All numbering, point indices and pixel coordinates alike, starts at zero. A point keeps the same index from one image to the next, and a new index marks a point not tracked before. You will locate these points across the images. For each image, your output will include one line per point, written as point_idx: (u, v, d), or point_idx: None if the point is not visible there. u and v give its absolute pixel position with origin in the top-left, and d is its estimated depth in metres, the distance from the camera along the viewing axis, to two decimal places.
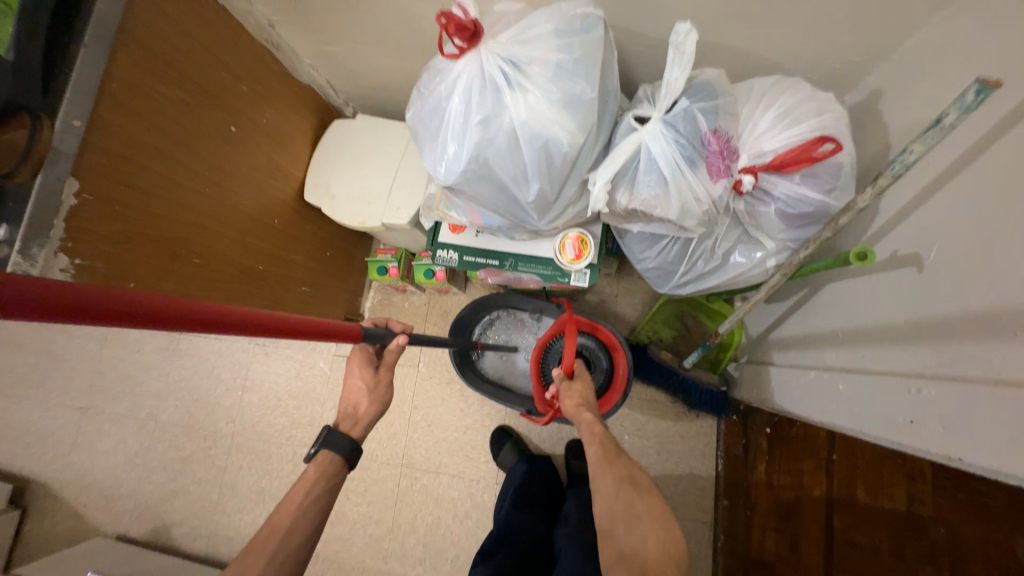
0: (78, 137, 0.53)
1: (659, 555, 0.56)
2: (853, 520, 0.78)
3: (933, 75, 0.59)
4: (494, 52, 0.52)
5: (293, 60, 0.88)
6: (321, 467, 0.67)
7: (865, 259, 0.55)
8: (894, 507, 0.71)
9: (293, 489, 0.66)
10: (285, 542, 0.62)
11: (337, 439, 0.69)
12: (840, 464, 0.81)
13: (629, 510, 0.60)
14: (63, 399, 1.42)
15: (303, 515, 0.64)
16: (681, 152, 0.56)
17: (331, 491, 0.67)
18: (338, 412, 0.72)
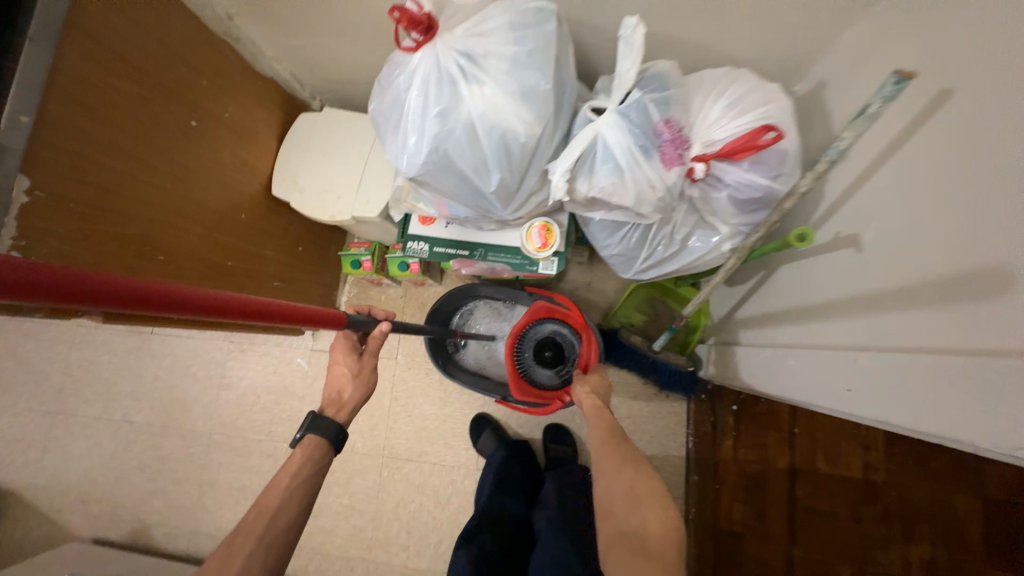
0: (24, 132, 0.52)
1: (659, 532, 0.58)
2: (814, 490, 0.92)
3: (869, 66, 0.63)
4: (450, 45, 0.53)
5: (255, 53, 0.87)
6: (307, 452, 0.68)
7: (803, 240, 0.60)
8: (851, 475, 0.90)
9: (280, 473, 0.67)
10: (272, 524, 0.63)
11: (323, 424, 0.70)
12: (801, 438, 0.95)
13: (631, 493, 0.62)
14: (31, 404, 1.38)
15: (290, 497, 0.65)
16: (635, 141, 0.58)
17: (318, 474, 0.69)
18: (323, 398, 0.73)
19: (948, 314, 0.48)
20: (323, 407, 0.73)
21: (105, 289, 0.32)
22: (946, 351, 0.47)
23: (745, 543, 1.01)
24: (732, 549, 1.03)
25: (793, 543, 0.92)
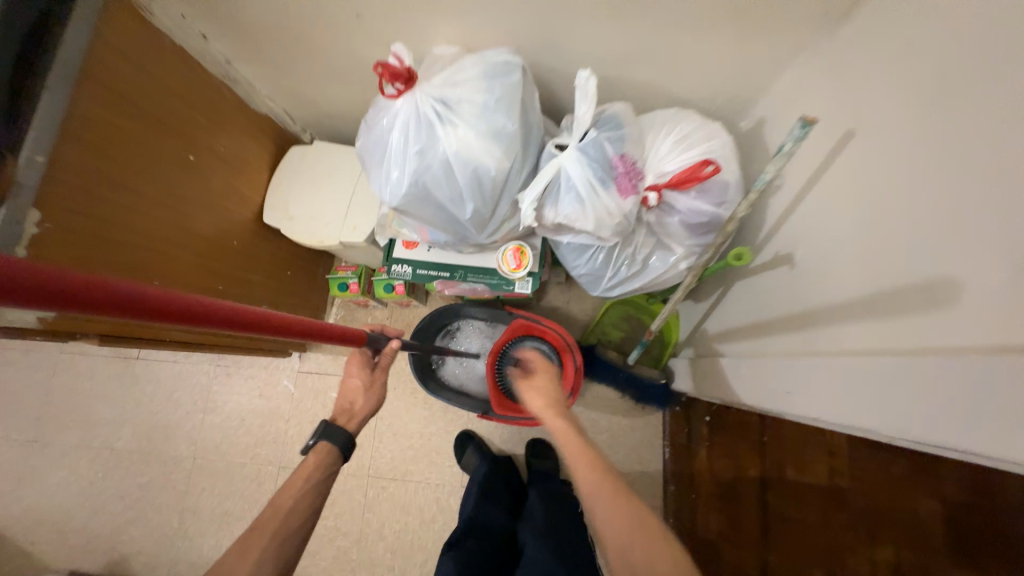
0: (38, 171, 0.57)
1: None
2: (783, 497, 0.88)
3: (797, 108, 0.72)
4: (427, 94, 0.61)
5: (250, 92, 0.94)
6: (320, 458, 0.72)
7: (740, 259, 0.71)
8: (817, 481, 0.81)
9: (293, 477, 0.70)
10: (284, 526, 0.66)
11: (336, 432, 0.74)
12: (771, 447, 0.91)
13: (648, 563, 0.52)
14: (8, 433, 1.36)
15: (299, 502, 0.68)
16: (594, 173, 0.66)
17: (328, 480, 0.72)
18: (335, 408, 0.77)
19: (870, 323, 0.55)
20: (334, 415, 0.77)
21: (105, 293, 0.31)
22: (865, 353, 0.55)
23: (720, 552, 1.03)
24: (708, 559, 1.06)
25: (766, 550, 0.90)
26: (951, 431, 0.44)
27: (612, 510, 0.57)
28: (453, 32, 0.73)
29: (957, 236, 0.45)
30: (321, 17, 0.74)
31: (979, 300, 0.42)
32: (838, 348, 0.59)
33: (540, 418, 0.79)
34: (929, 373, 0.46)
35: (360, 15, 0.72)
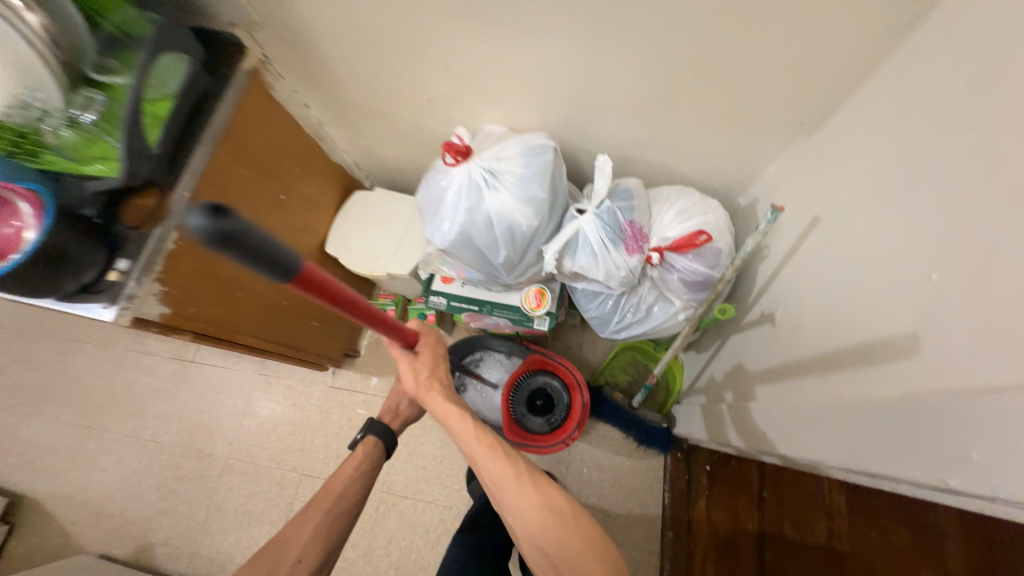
0: (183, 203, 0.76)
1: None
2: (780, 554, 0.86)
3: (778, 194, 0.87)
4: (479, 165, 0.77)
5: (331, 147, 1.15)
6: (367, 449, 0.90)
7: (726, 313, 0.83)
8: (817, 543, 0.77)
9: (344, 464, 0.87)
10: (336, 504, 0.82)
11: (380, 428, 0.91)
12: (768, 502, 0.92)
13: (564, 548, 0.59)
14: (71, 418, 1.53)
15: (352, 484, 0.85)
16: (607, 234, 0.80)
17: (373, 469, 0.89)
18: (381, 409, 0.96)
19: (825, 371, 0.65)
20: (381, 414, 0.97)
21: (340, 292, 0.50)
22: (815, 398, 0.65)
23: None
24: None
25: None
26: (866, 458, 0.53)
27: (526, 499, 0.62)
28: (500, 116, 0.92)
29: (881, 304, 0.57)
30: (398, 99, 0.95)
31: (890, 354, 0.54)
32: (800, 394, 0.69)
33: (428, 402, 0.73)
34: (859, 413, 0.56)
35: (430, 100, 0.92)
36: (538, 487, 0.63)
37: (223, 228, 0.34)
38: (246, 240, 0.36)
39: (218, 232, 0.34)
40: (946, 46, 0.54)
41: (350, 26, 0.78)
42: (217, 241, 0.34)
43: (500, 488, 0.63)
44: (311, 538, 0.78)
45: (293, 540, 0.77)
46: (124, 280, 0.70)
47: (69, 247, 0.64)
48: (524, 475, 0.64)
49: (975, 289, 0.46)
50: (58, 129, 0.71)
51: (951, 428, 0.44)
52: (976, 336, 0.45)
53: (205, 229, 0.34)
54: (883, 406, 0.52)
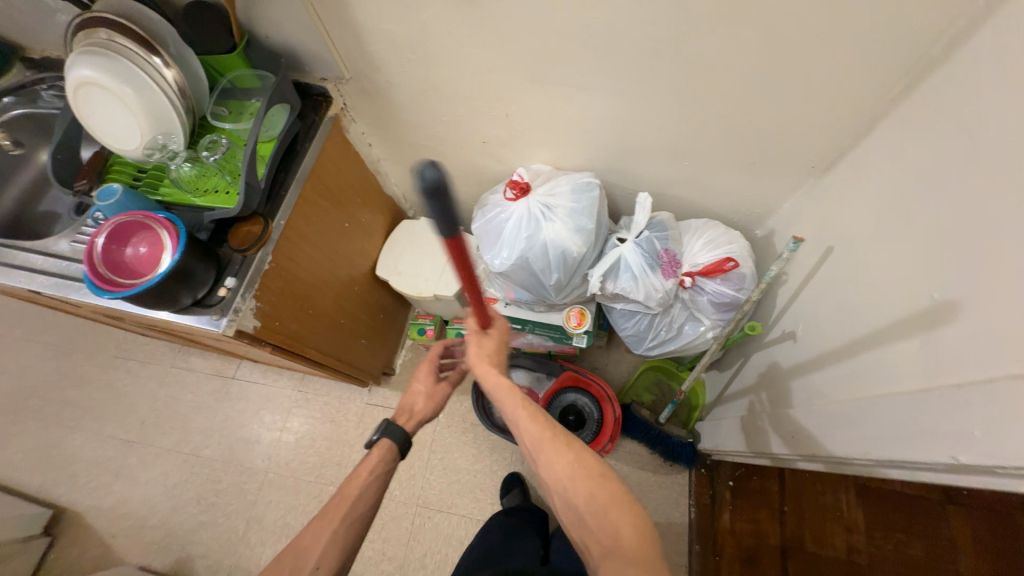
0: (280, 230, 0.87)
1: (633, 535, 0.59)
2: (803, 566, 0.93)
3: (794, 227, 0.98)
4: (536, 200, 0.89)
5: (385, 181, 1.28)
6: (382, 453, 0.87)
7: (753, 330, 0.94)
8: (837, 556, 0.84)
9: (358, 469, 0.84)
10: (354, 509, 0.79)
11: (393, 431, 0.89)
12: (790, 516, 0.99)
13: (596, 503, 0.61)
14: (114, 432, 1.59)
15: (367, 489, 0.81)
16: (646, 260, 0.91)
17: (386, 475, 0.86)
18: (397, 407, 0.95)
19: (849, 378, 0.74)
20: (396, 415, 0.95)
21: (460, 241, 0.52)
22: (842, 402, 0.74)
23: None
24: None
25: None
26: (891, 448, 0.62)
27: (561, 458, 0.64)
28: (546, 157, 1.06)
29: (893, 320, 0.67)
30: (456, 141, 1.08)
31: (902, 362, 0.64)
32: (826, 401, 0.79)
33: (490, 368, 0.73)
34: (877, 411, 0.66)
35: (485, 142, 1.05)
36: (572, 446, 0.65)
37: (436, 179, 0.41)
38: (442, 195, 0.43)
39: (431, 187, 0.41)
40: (928, 108, 0.67)
41: (425, 82, 0.92)
42: (426, 192, 0.42)
43: (537, 444, 0.66)
44: (327, 546, 0.75)
45: (310, 547, 0.75)
46: (232, 295, 0.81)
47: (191, 268, 0.75)
48: (561, 436, 0.66)
49: (967, 304, 0.56)
50: (179, 164, 0.82)
51: (954, 416, 0.54)
52: (970, 342, 0.55)
53: (429, 176, 0.41)
54: (899, 401, 0.62)
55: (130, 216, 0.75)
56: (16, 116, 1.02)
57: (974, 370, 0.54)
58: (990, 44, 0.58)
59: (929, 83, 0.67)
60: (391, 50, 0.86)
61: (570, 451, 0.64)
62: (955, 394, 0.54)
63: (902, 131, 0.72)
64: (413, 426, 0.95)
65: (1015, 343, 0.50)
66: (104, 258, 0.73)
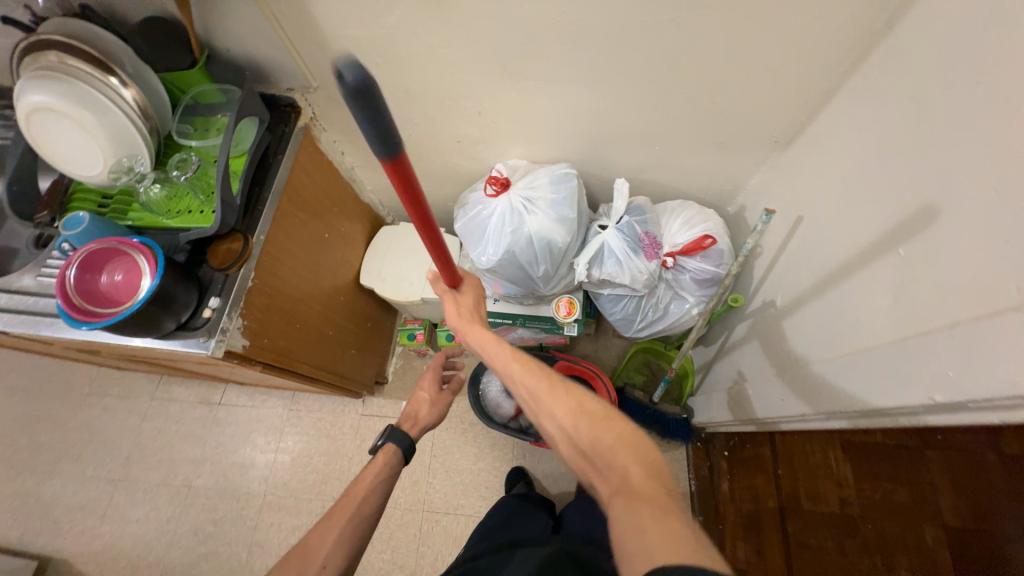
0: (259, 246, 0.85)
1: (642, 472, 0.56)
2: (801, 525, 0.98)
3: (763, 201, 1.02)
4: (517, 195, 0.90)
5: (361, 188, 1.27)
6: (387, 456, 0.88)
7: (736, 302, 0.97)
8: (830, 509, 0.89)
9: (365, 471, 0.85)
10: (360, 509, 0.79)
11: (399, 436, 0.91)
12: (784, 479, 1.03)
13: (598, 443, 0.60)
14: (96, 473, 1.52)
15: (372, 492, 0.82)
16: (628, 244, 0.94)
17: (391, 477, 0.87)
18: (401, 413, 0.97)
19: (830, 337, 0.78)
20: (400, 421, 0.97)
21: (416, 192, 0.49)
22: (824, 360, 0.78)
23: None
24: None
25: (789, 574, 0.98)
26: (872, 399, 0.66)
27: (559, 404, 0.65)
28: (522, 152, 1.07)
29: (862, 279, 0.72)
30: (430, 142, 1.07)
31: (876, 316, 0.69)
32: (809, 362, 0.83)
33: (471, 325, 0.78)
34: (858, 365, 0.70)
35: (459, 141, 1.05)
36: (570, 393, 0.66)
37: (360, 82, 0.33)
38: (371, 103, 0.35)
39: (356, 94, 0.34)
40: (879, 77, 0.71)
41: (394, 85, 0.92)
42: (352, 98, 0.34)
43: (534, 393, 0.68)
44: (334, 544, 0.74)
45: (315, 547, 0.74)
46: (217, 316, 0.79)
47: (173, 290, 0.73)
48: (556, 383, 0.67)
49: (929, 257, 0.61)
50: (149, 187, 0.79)
51: (928, 361, 0.58)
52: (936, 292, 0.59)
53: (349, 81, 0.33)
54: (876, 353, 0.67)
55: (100, 243, 0.72)
56: None
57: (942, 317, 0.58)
58: (931, 15, 0.62)
59: (878, 54, 0.71)
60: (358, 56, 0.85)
61: (568, 395, 0.65)
62: (927, 340, 0.58)
63: (856, 101, 0.76)
64: (417, 432, 0.97)
65: (974, 288, 0.54)
66: (79, 289, 0.71)
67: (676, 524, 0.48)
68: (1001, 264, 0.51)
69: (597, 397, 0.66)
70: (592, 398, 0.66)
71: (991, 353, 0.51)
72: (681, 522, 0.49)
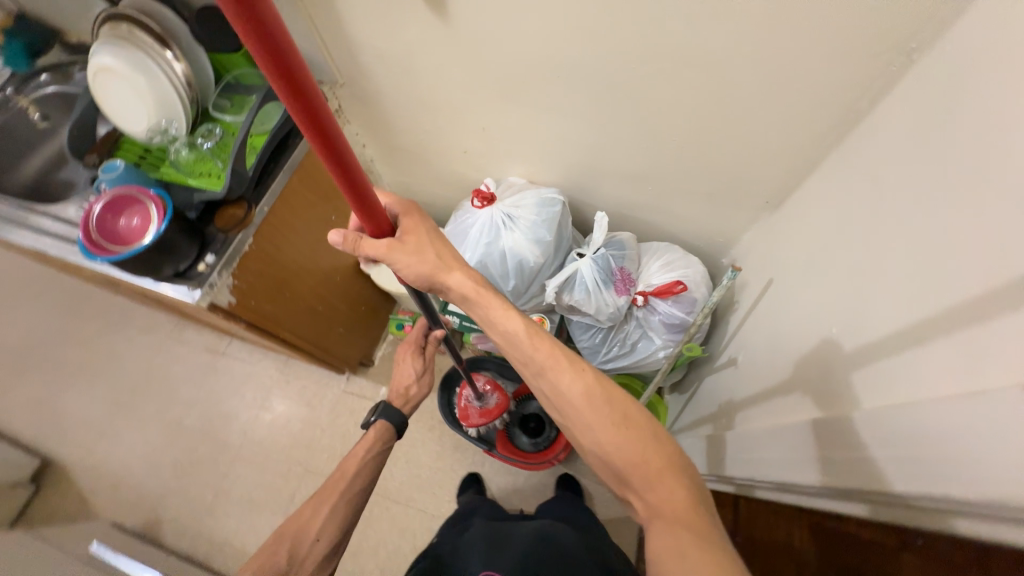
0: (262, 215, 0.94)
1: (683, 495, 0.61)
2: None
3: (748, 259, 1.01)
4: (499, 209, 0.94)
5: (377, 180, 1.35)
6: (378, 432, 0.96)
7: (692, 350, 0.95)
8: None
9: (358, 446, 0.93)
10: (350, 487, 0.87)
11: (392, 414, 0.99)
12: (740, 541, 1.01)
13: (641, 462, 0.63)
14: (106, 394, 1.68)
15: (363, 468, 0.90)
16: (600, 276, 0.96)
17: (384, 452, 0.96)
18: (393, 393, 1.06)
19: (783, 405, 0.78)
20: (392, 399, 1.06)
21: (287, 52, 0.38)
22: (772, 424, 0.79)
23: None
24: None
25: None
26: (805, 471, 0.67)
27: (599, 414, 0.67)
28: (522, 171, 1.11)
29: (819, 355, 0.71)
30: (440, 149, 1.13)
31: (823, 396, 0.69)
32: (762, 425, 0.83)
33: (450, 282, 0.72)
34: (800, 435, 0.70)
35: (466, 152, 1.11)
36: (611, 404, 0.67)
37: None
38: None
39: None
40: (857, 154, 0.71)
41: (408, 92, 0.99)
42: None
43: (572, 397, 0.68)
44: (328, 516, 0.83)
45: (312, 519, 0.82)
46: (210, 271, 0.88)
47: (174, 241, 0.82)
48: (596, 391, 0.68)
49: (873, 343, 0.61)
50: (178, 149, 0.93)
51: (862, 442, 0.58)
52: (876, 379, 0.60)
53: None
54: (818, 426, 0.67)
55: (126, 189, 0.84)
56: (51, 92, 1.13)
57: (874, 401, 0.60)
58: (908, 101, 0.62)
59: (860, 132, 0.71)
60: (380, 62, 0.94)
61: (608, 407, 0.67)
62: (866, 419, 0.59)
63: (834, 176, 0.76)
64: (410, 408, 1.06)
65: (910, 381, 0.54)
66: (98, 226, 0.82)
67: (715, 554, 0.54)
68: (928, 363, 0.52)
69: (636, 407, 0.68)
70: (630, 405, 0.68)
71: (896, 440, 0.53)
72: (719, 551, 0.55)
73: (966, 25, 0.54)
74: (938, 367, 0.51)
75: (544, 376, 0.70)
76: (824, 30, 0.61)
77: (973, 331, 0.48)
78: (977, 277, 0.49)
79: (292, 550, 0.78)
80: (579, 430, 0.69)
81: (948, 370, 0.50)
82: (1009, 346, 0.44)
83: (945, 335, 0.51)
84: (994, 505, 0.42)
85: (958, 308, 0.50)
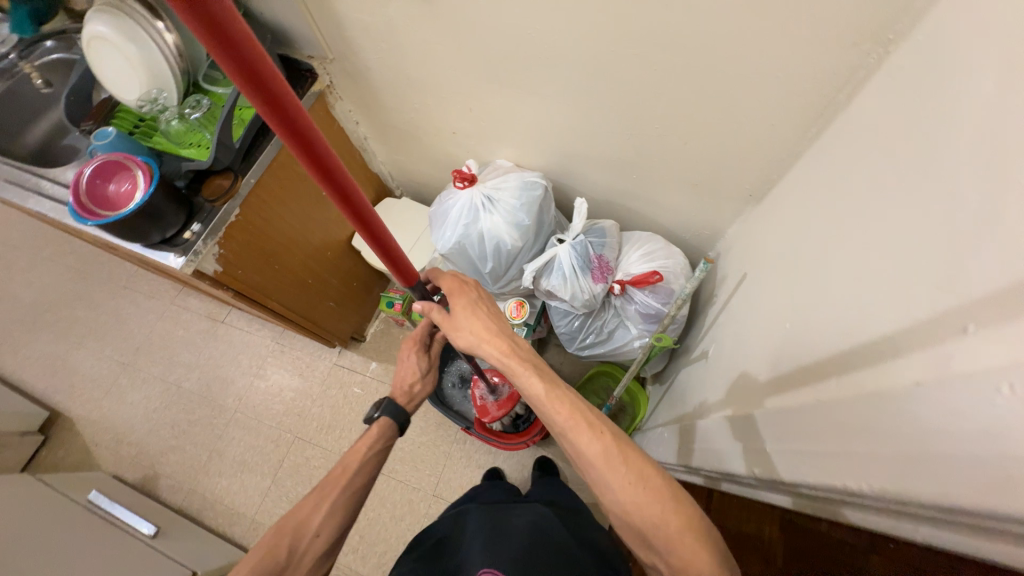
0: (248, 186, 0.96)
1: (707, 559, 0.55)
2: None
3: (730, 252, 1.00)
4: (480, 191, 0.95)
5: (371, 158, 1.36)
6: (381, 429, 0.86)
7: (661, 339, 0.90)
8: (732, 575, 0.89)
9: (359, 443, 0.84)
10: (350, 482, 0.79)
11: (395, 413, 0.89)
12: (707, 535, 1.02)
13: (663, 526, 0.58)
14: (112, 353, 1.76)
15: (365, 465, 0.82)
16: (578, 263, 0.96)
17: (386, 449, 0.86)
18: (396, 390, 0.93)
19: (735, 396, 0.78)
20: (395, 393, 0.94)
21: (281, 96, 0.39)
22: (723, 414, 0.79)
23: None
24: None
25: None
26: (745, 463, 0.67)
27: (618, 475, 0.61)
28: (510, 154, 1.11)
29: (772, 350, 0.71)
30: (429, 128, 1.13)
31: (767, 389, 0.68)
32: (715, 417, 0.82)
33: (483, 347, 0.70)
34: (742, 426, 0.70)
35: (454, 132, 1.11)
36: (629, 463, 0.62)
37: None
38: None
39: None
40: (830, 148, 0.69)
41: (394, 70, 0.99)
42: None
43: (592, 459, 0.63)
44: (326, 514, 0.76)
45: (309, 517, 0.75)
46: (195, 238, 0.90)
47: (159, 207, 0.85)
48: (615, 451, 0.62)
49: (815, 338, 0.60)
50: (169, 119, 0.93)
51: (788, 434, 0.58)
52: (809, 375, 0.59)
53: None
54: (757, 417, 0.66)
55: (114, 156, 0.86)
56: (55, 58, 1.16)
57: (795, 389, 0.60)
58: (881, 95, 0.60)
59: (837, 125, 0.69)
60: (365, 38, 0.94)
61: (627, 467, 0.61)
62: (793, 415, 0.58)
63: (811, 170, 0.74)
64: (413, 405, 0.95)
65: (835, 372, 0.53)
66: (87, 190, 0.85)
67: None
68: (852, 357, 0.52)
69: (656, 465, 0.63)
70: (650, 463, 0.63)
71: (816, 431, 0.53)
72: None
73: (936, 18, 0.52)
74: (857, 360, 0.51)
75: (564, 437, 0.66)
76: (799, 20, 0.60)
77: (887, 332, 0.48)
78: (898, 277, 0.49)
79: (290, 550, 0.71)
80: (599, 490, 0.64)
81: (858, 369, 0.50)
82: (909, 346, 0.45)
83: (870, 330, 0.50)
84: (891, 499, 0.42)
85: (882, 309, 0.50)
